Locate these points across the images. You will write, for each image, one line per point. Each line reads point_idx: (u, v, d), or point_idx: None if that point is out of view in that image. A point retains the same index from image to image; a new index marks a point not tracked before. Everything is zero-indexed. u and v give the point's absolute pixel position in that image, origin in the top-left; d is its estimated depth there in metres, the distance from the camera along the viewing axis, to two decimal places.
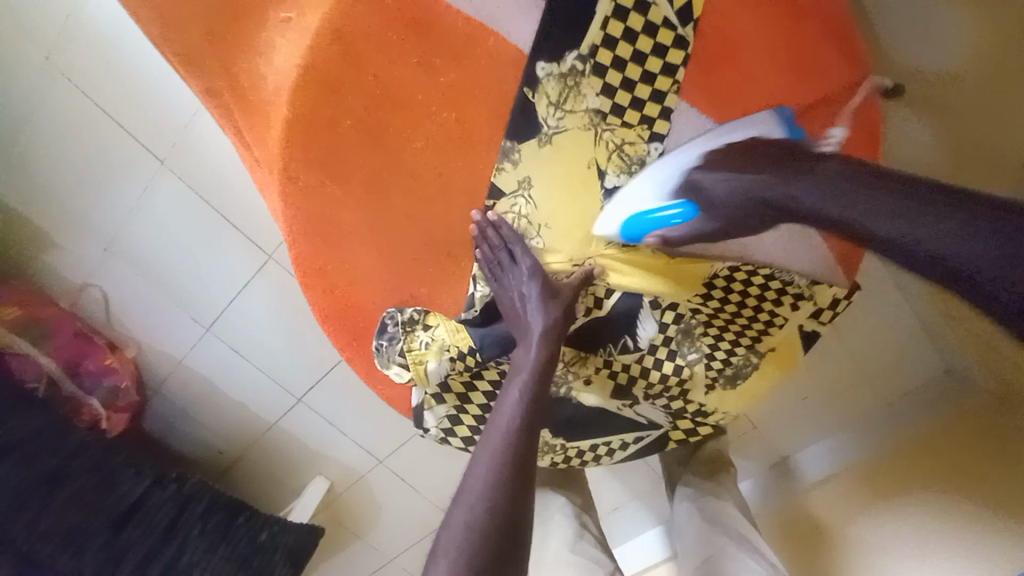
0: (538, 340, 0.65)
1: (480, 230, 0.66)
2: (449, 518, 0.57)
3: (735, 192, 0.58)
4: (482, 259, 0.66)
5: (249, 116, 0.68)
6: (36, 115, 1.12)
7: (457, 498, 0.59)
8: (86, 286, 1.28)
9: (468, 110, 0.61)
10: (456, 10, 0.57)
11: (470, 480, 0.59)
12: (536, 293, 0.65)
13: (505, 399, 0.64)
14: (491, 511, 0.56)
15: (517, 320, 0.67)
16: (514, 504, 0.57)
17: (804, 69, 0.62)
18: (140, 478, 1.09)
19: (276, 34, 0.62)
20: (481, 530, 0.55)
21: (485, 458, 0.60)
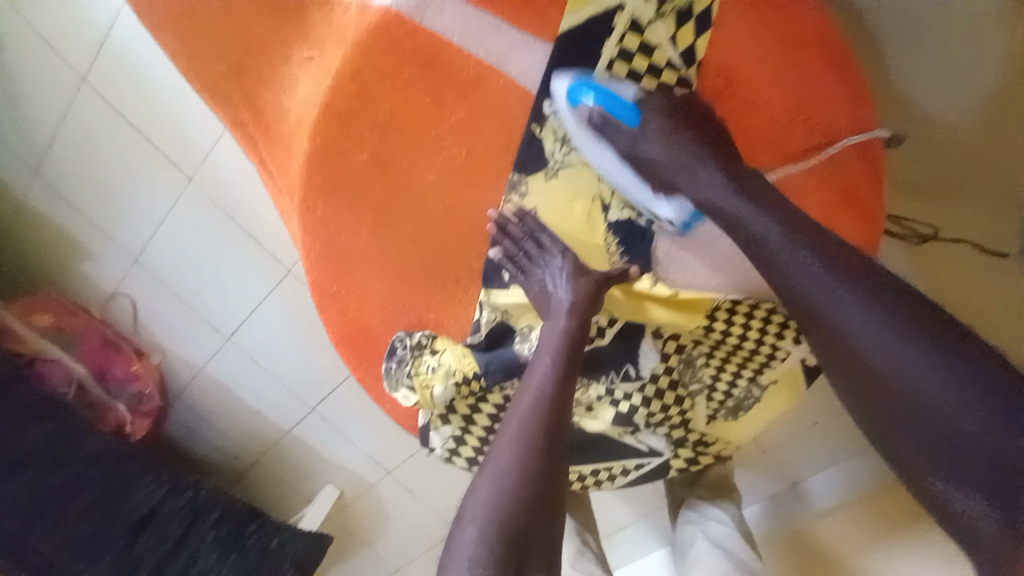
0: (566, 311, 0.65)
1: (500, 226, 0.67)
2: (465, 504, 0.61)
3: (699, 194, 0.59)
4: (505, 255, 0.68)
5: (273, 145, 0.71)
6: (76, 135, 1.18)
7: (477, 485, 0.62)
8: (116, 294, 1.35)
9: (477, 145, 0.63)
10: (468, 53, 0.59)
11: (500, 446, 0.62)
12: (565, 268, 0.66)
13: (534, 368, 0.65)
14: (510, 509, 0.58)
15: (544, 297, 0.68)
16: (545, 468, 0.61)
17: (818, 101, 0.60)
18: (157, 485, 1.13)
19: (300, 70, 0.65)
20: (510, 494, 0.59)
21: (505, 451, 0.61)
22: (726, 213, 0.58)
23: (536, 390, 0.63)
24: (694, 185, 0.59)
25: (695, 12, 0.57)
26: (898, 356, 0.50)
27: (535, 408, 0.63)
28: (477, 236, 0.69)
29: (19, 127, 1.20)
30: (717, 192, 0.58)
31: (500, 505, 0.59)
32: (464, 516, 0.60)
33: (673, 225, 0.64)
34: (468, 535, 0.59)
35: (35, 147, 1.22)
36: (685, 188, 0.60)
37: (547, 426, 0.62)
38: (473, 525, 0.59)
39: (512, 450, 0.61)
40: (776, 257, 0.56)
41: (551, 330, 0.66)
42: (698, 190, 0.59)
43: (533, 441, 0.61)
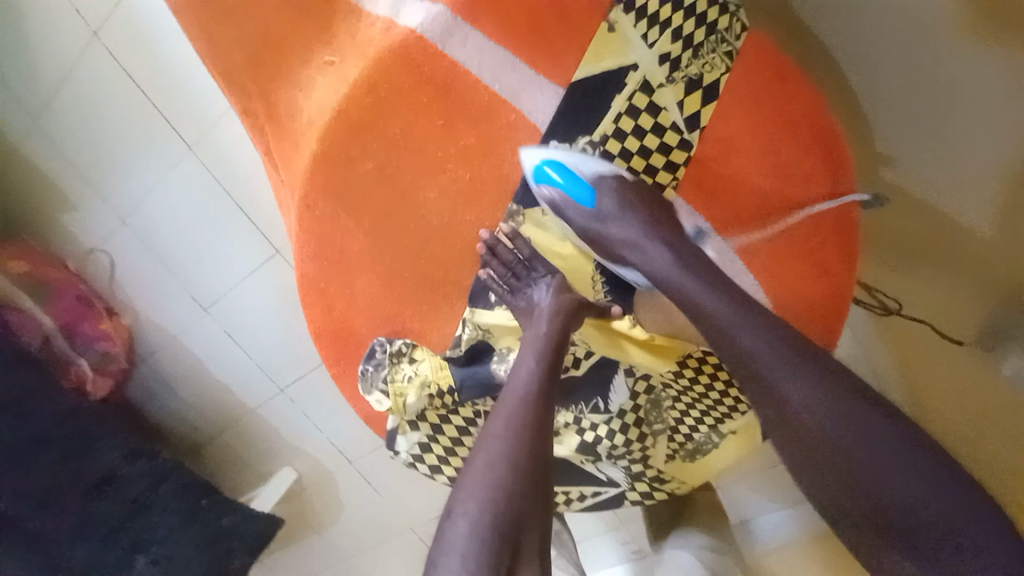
0: (548, 315, 0.68)
1: (490, 248, 0.69)
2: (455, 499, 0.62)
3: (649, 264, 0.64)
4: (493, 275, 0.70)
5: (281, 139, 0.72)
6: (75, 86, 1.16)
7: (465, 478, 0.63)
8: (95, 251, 1.33)
9: (480, 171, 0.66)
10: (485, 84, 0.62)
11: (489, 440, 0.64)
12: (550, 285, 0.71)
13: (519, 367, 0.67)
14: (502, 503, 0.60)
15: (525, 304, 0.71)
16: (533, 461, 0.63)
17: (803, 181, 0.65)
18: (117, 449, 1.12)
19: (318, 73, 0.67)
20: (503, 488, 0.61)
21: (493, 446, 0.63)
22: (668, 281, 0.63)
23: (522, 386, 0.66)
24: (642, 252, 0.65)
25: (704, 83, 0.62)
26: (812, 398, 0.54)
27: (521, 405, 0.65)
28: (468, 256, 0.71)
29: (18, 68, 1.18)
30: (660, 261, 0.64)
31: (489, 498, 0.60)
32: (454, 512, 0.62)
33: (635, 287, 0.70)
34: (459, 528, 0.60)
35: (32, 92, 1.19)
36: (638, 262, 0.66)
37: (533, 419, 0.64)
38: (465, 518, 0.60)
39: (501, 444, 0.63)
40: (708, 312, 0.59)
41: (532, 334, 0.68)
42: (646, 266, 0.65)
43: (523, 436, 0.63)
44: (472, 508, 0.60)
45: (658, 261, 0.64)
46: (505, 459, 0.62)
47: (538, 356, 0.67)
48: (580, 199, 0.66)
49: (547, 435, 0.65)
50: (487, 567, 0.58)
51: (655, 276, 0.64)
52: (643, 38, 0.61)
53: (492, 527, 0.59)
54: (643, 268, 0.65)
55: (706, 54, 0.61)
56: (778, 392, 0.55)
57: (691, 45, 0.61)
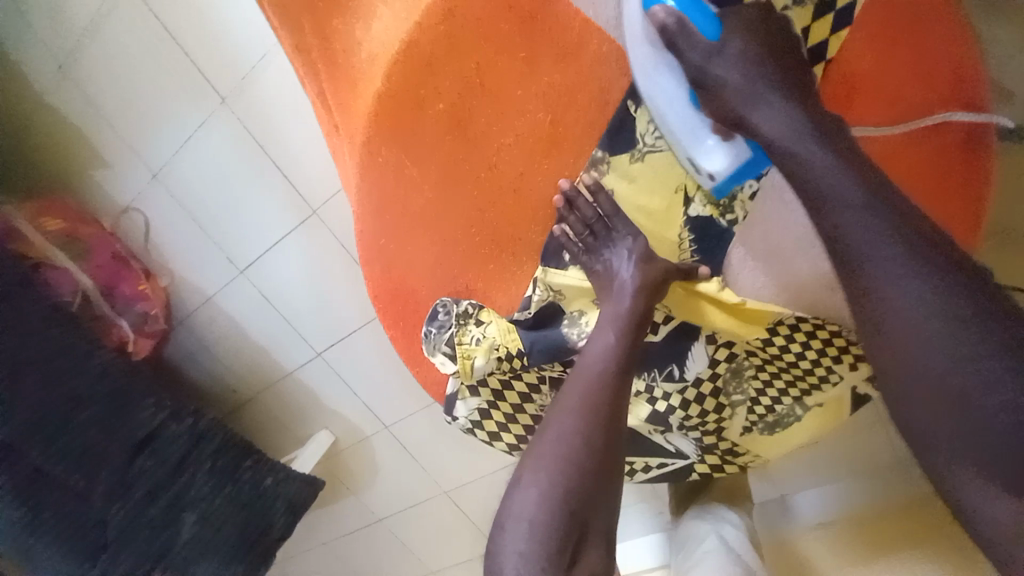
0: (631, 291, 0.62)
1: (568, 199, 0.64)
2: (521, 469, 0.60)
3: (766, 124, 0.51)
4: (570, 229, 0.65)
5: (338, 81, 0.66)
6: (102, 33, 1.10)
7: (534, 450, 0.60)
8: (129, 209, 1.29)
9: (565, 115, 0.59)
10: (577, 10, 0.56)
11: (560, 417, 0.60)
12: (632, 250, 0.64)
13: (595, 343, 0.62)
14: (572, 482, 0.57)
15: (607, 276, 0.65)
16: (606, 442, 0.59)
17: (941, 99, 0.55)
18: (159, 409, 1.13)
19: (380, 4, 0.60)
20: (572, 468, 0.57)
21: (565, 421, 0.59)
22: (787, 153, 0.49)
23: (597, 364, 0.61)
24: (752, 114, 0.51)
25: (837, 5, 0.53)
26: (932, 325, 0.42)
27: (596, 384, 0.60)
28: (542, 211, 0.66)
29: (47, 15, 1.12)
30: (784, 122, 0.50)
31: (557, 474, 0.57)
32: (519, 481, 0.59)
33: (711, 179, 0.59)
34: (521, 499, 0.59)
35: (60, 40, 1.14)
36: (753, 120, 0.51)
37: (609, 399, 0.60)
38: (531, 491, 0.58)
39: (573, 419, 0.59)
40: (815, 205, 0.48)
41: (610, 309, 0.63)
42: (761, 123, 0.51)
43: (596, 417, 0.59)
44: (538, 481, 0.58)
45: (768, 115, 0.51)
46: (575, 437, 0.58)
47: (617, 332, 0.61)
48: (703, 30, 0.52)
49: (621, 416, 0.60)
50: (553, 543, 0.56)
51: (770, 140, 0.51)
52: None
53: (556, 504, 0.57)
54: (758, 128, 0.52)
55: None
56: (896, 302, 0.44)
57: None
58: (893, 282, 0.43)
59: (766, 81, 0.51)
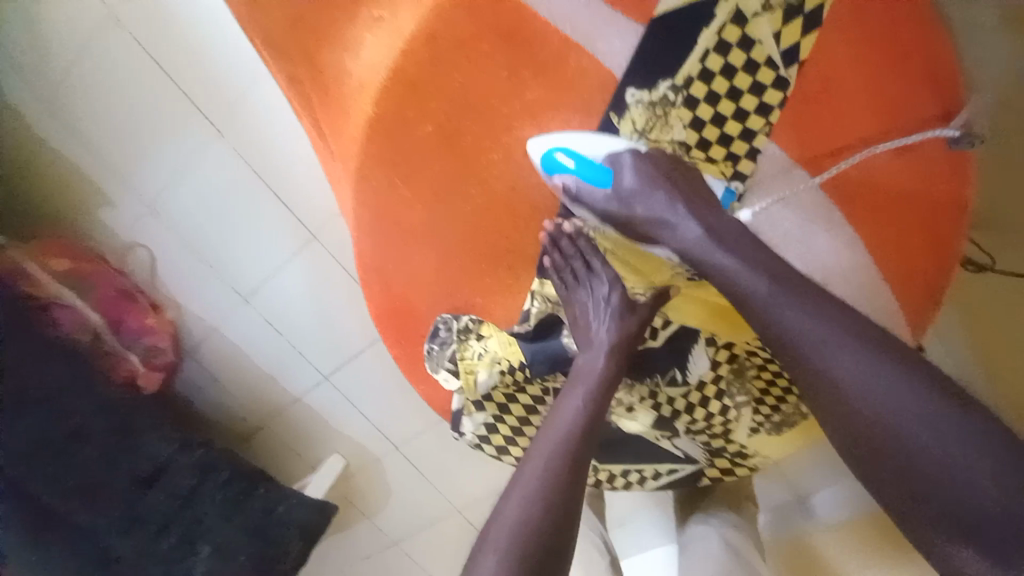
0: (607, 349, 0.63)
1: (552, 239, 0.65)
2: (482, 539, 0.55)
3: (680, 242, 0.58)
4: (552, 266, 0.65)
5: (330, 109, 0.68)
6: (104, 76, 1.14)
7: (512, 475, 0.58)
8: (135, 245, 1.32)
9: (550, 129, 0.60)
10: (555, 28, 0.56)
11: (523, 479, 0.57)
12: (612, 297, 0.64)
13: (564, 404, 0.61)
14: (530, 548, 0.52)
15: (582, 330, 0.65)
16: (567, 507, 0.55)
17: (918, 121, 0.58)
18: (166, 442, 1.14)
19: (366, 32, 0.62)
20: (535, 531, 0.53)
21: (545, 441, 0.59)
22: (701, 262, 0.56)
23: (565, 425, 0.59)
24: (677, 231, 0.58)
25: (807, 9, 0.54)
26: (907, 412, 0.47)
27: (562, 443, 0.58)
28: (535, 222, 0.67)
29: (50, 63, 1.16)
30: (694, 241, 0.57)
31: (535, 494, 0.55)
32: (481, 549, 0.54)
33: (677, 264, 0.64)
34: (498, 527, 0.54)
35: (62, 85, 1.17)
36: (667, 238, 0.59)
37: (572, 462, 0.57)
38: (493, 554, 0.52)
39: (536, 480, 0.56)
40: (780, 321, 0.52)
41: (580, 372, 0.63)
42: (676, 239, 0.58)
43: (560, 477, 0.56)
44: (517, 503, 0.55)
45: (689, 234, 0.57)
46: (555, 456, 0.57)
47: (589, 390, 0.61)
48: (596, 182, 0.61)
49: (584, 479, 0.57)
50: None
51: (682, 255, 0.58)
52: None
53: (525, 552, 0.52)
54: (673, 247, 0.59)
55: None
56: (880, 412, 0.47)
57: None
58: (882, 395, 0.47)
59: (684, 207, 0.58)
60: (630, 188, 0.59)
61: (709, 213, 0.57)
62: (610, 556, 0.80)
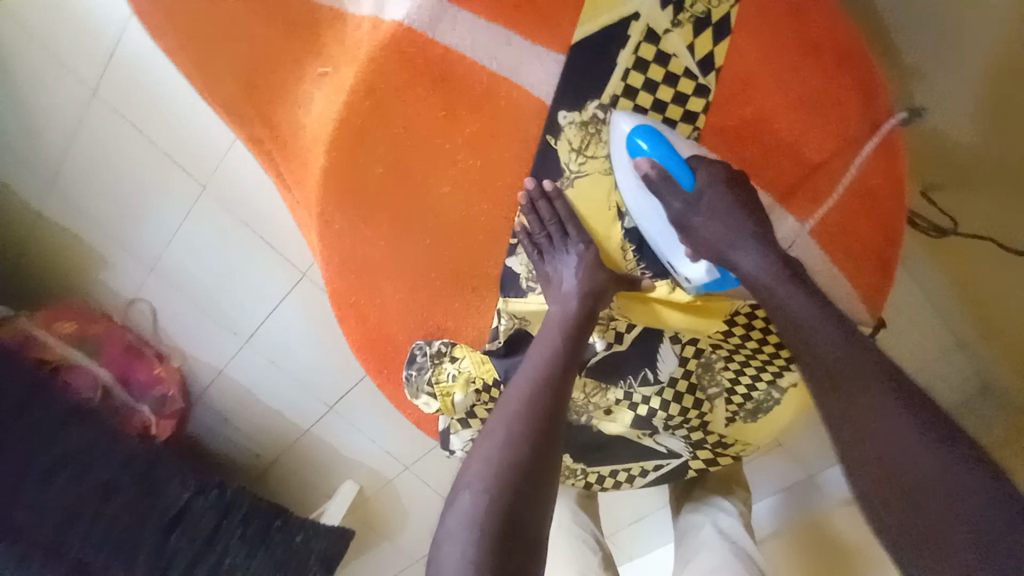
0: (574, 296, 0.65)
1: (530, 201, 0.64)
2: (463, 470, 0.59)
3: (746, 267, 0.59)
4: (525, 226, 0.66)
5: (291, 161, 0.73)
6: (87, 145, 1.19)
7: (472, 452, 0.60)
8: (136, 301, 1.38)
9: (492, 157, 0.63)
10: (481, 67, 0.59)
11: (500, 414, 0.61)
12: (574, 262, 0.66)
13: (540, 344, 0.66)
14: (508, 480, 0.56)
15: (550, 286, 0.67)
16: (541, 440, 0.59)
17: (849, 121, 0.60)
18: (185, 487, 1.18)
19: (314, 87, 0.66)
20: (510, 463, 0.57)
21: (502, 417, 0.61)
22: (770, 289, 0.59)
23: (538, 361, 0.64)
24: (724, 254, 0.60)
25: (713, 20, 0.57)
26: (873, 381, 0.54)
27: (536, 379, 0.63)
28: (494, 244, 0.69)
29: (34, 138, 1.21)
30: (766, 270, 0.59)
31: (497, 468, 0.57)
32: (459, 485, 0.58)
33: (689, 282, 0.66)
34: (464, 506, 0.56)
35: (50, 157, 1.23)
36: (735, 259, 0.60)
37: (543, 398, 0.61)
38: (470, 491, 0.56)
39: (512, 418, 0.60)
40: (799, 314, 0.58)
41: (553, 313, 0.67)
42: (748, 269, 0.59)
43: (533, 412, 0.60)
44: (477, 479, 0.57)
45: (748, 263, 0.59)
46: (512, 431, 0.59)
47: (563, 329, 0.65)
48: (679, 181, 0.60)
49: (558, 415, 0.62)
50: (489, 550, 0.53)
51: (749, 282, 0.60)
52: None
53: (500, 484, 0.56)
54: (744, 273, 0.60)
55: None
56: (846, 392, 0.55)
57: None
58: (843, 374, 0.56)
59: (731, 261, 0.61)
60: (704, 228, 0.60)
61: (765, 238, 0.59)
62: (602, 552, 0.83)
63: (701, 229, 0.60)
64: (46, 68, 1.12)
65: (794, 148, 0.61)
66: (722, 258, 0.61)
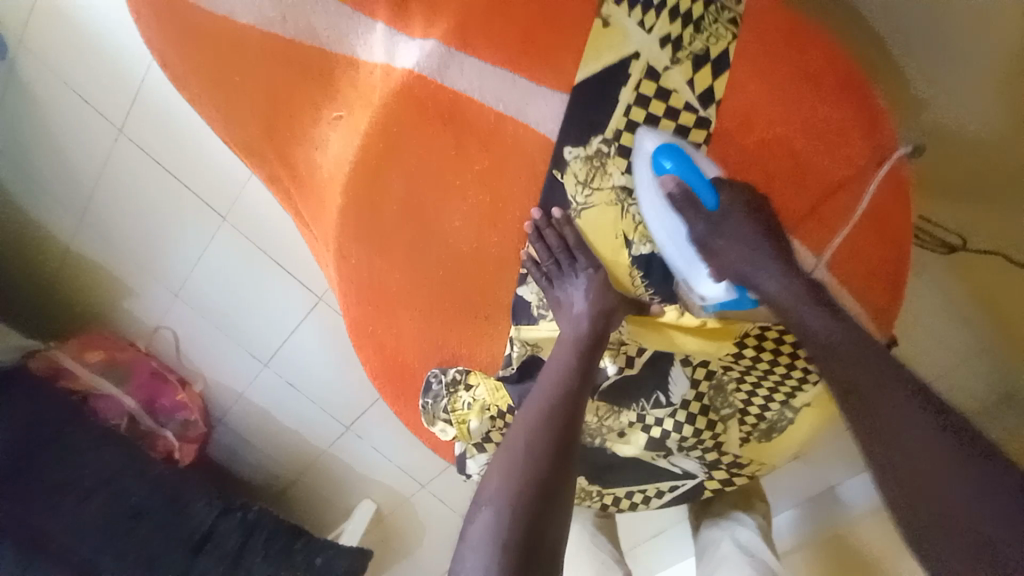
0: (584, 317, 0.66)
1: (538, 230, 0.66)
2: (481, 490, 0.61)
3: (765, 288, 0.63)
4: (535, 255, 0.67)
5: (309, 198, 0.76)
6: (112, 182, 1.25)
7: (489, 471, 0.62)
8: (159, 328, 1.42)
9: (501, 190, 0.65)
10: (489, 107, 0.62)
11: (516, 435, 0.63)
12: (583, 285, 0.67)
13: (552, 364, 0.67)
14: (525, 499, 0.58)
15: (559, 307, 0.68)
16: (556, 461, 0.61)
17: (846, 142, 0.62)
18: (210, 508, 1.22)
19: (330, 130, 0.70)
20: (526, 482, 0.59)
21: (519, 433, 0.63)
22: (789, 310, 0.62)
23: (552, 380, 0.66)
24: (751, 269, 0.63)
25: (711, 57, 0.60)
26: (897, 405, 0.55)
27: (550, 399, 0.64)
28: (506, 273, 0.70)
29: (63, 177, 1.27)
30: (787, 292, 0.62)
31: (513, 485, 0.59)
32: (479, 502, 0.60)
33: (704, 301, 0.67)
34: (482, 524, 0.58)
35: (78, 194, 1.28)
36: (758, 282, 0.63)
37: (557, 418, 0.63)
38: (489, 509, 0.58)
39: (527, 439, 0.62)
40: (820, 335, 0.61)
41: (565, 332, 0.68)
42: (769, 289, 0.63)
43: (548, 432, 0.62)
44: (495, 498, 0.59)
45: (769, 282, 0.63)
46: (528, 448, 0.61)
47: (575, 349, 0.66)
48: (703, 200, 0.62)
49: (572, 435, 0.63)
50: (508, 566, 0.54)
51: (767, 300, 0.63)
52: (639, 23, 0.59)
53: (517, 503, 0.58)
54: (760, 293, 0.63)
55: (710, 25, 0.60)
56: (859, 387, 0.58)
57: (692, 21, 0.59)
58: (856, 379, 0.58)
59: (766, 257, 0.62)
60: (728, 250, 0.63)
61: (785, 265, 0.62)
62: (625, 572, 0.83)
63: (726, 252, 0.63)
64: (74, 111, 1.18)
65: (805, 175, 0.62)
66: (743, 279, 0.64)
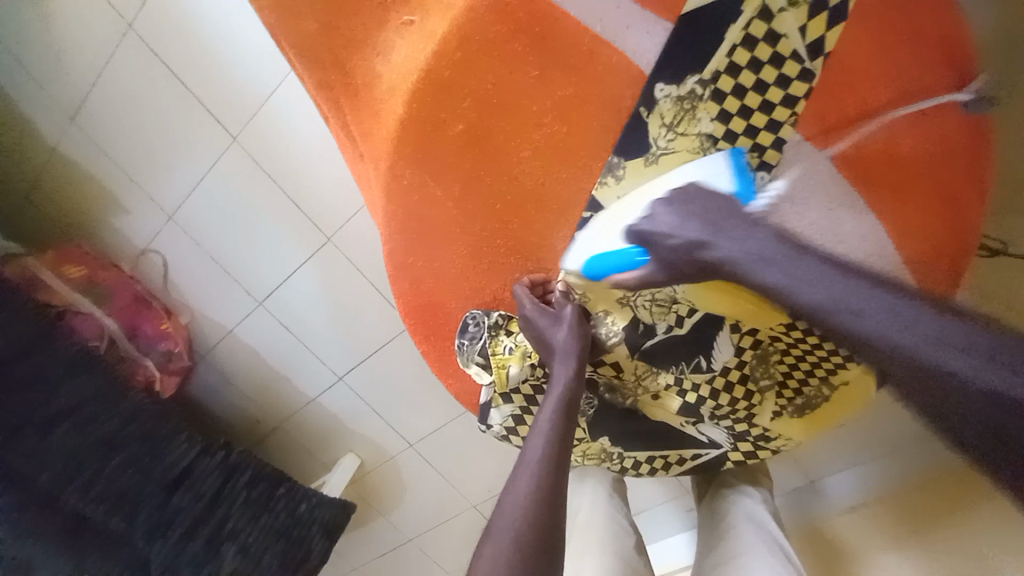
0: (568, 349, 0.68)
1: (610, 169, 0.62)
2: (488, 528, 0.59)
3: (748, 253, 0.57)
4: (525, 327, 0.71)
5: (359, 111, 0.70)
6: (113, 83, 1.14)
7: (498, 508, 0.60)
8: (147, 252, 1.33)
9: (579, 125, 0.61)
10: (584, 27, 0.57)
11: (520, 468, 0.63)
12: (568, 318, 0.69)
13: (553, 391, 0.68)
14: (529, 531, 0.56)
15: (547, 345, 0.70)
16: (556, 489, 0.61)
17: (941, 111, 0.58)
18: (190, 445, 1.17)
19: (397, 35, 0.64)
20: (529, 515, 0.58)
21: (525, 462, 0.63)
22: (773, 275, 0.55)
23: (549, 412, 0.66)
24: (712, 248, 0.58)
25: (831, 3, 0.54)
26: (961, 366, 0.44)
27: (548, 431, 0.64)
28: (565, 216, 0.66)
29: (57, 69, 1.15)
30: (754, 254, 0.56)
31: (522, 510, 0.58)
32: (486, 534, 0.58)
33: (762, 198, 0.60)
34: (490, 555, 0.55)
35: (72, 90, 1.17)
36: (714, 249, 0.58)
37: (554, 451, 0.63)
38: (494, 541, 0.57)
39: (528, 473, 0.61)
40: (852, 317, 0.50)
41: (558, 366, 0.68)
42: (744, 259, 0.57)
43: (545, 465, 0.62)
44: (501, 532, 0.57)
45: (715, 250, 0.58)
46: (537, 470, 0.62)
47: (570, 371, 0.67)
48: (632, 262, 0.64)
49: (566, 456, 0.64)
50: None
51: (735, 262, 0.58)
52: None
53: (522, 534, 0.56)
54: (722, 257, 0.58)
55: None
56: (928, 365, 0.46)
57: None
58: (920, 350, 0.46)
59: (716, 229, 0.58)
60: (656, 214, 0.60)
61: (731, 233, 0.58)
62: (635, 536, 0.84)
63: (659, 221, 0.59)
64: None
65: (894, 145, 0.59)
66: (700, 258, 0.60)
